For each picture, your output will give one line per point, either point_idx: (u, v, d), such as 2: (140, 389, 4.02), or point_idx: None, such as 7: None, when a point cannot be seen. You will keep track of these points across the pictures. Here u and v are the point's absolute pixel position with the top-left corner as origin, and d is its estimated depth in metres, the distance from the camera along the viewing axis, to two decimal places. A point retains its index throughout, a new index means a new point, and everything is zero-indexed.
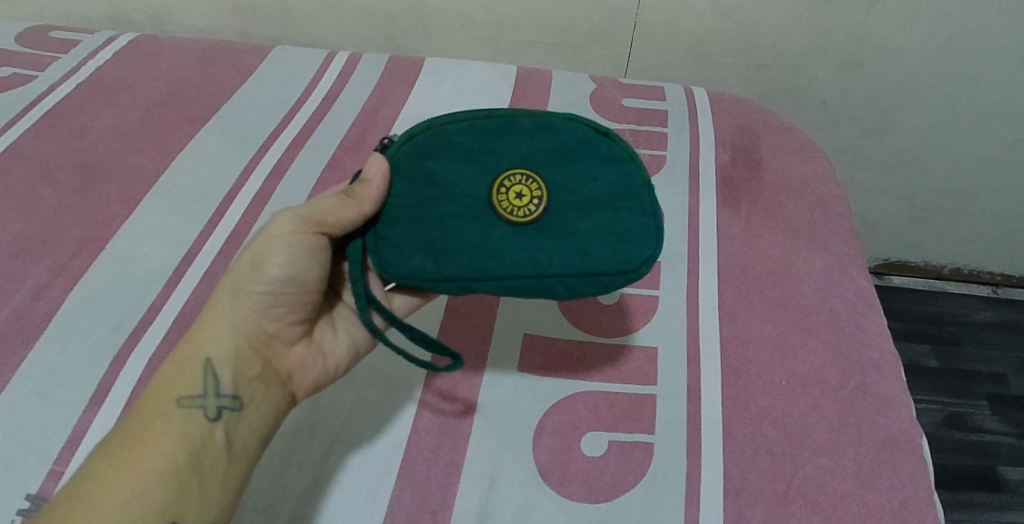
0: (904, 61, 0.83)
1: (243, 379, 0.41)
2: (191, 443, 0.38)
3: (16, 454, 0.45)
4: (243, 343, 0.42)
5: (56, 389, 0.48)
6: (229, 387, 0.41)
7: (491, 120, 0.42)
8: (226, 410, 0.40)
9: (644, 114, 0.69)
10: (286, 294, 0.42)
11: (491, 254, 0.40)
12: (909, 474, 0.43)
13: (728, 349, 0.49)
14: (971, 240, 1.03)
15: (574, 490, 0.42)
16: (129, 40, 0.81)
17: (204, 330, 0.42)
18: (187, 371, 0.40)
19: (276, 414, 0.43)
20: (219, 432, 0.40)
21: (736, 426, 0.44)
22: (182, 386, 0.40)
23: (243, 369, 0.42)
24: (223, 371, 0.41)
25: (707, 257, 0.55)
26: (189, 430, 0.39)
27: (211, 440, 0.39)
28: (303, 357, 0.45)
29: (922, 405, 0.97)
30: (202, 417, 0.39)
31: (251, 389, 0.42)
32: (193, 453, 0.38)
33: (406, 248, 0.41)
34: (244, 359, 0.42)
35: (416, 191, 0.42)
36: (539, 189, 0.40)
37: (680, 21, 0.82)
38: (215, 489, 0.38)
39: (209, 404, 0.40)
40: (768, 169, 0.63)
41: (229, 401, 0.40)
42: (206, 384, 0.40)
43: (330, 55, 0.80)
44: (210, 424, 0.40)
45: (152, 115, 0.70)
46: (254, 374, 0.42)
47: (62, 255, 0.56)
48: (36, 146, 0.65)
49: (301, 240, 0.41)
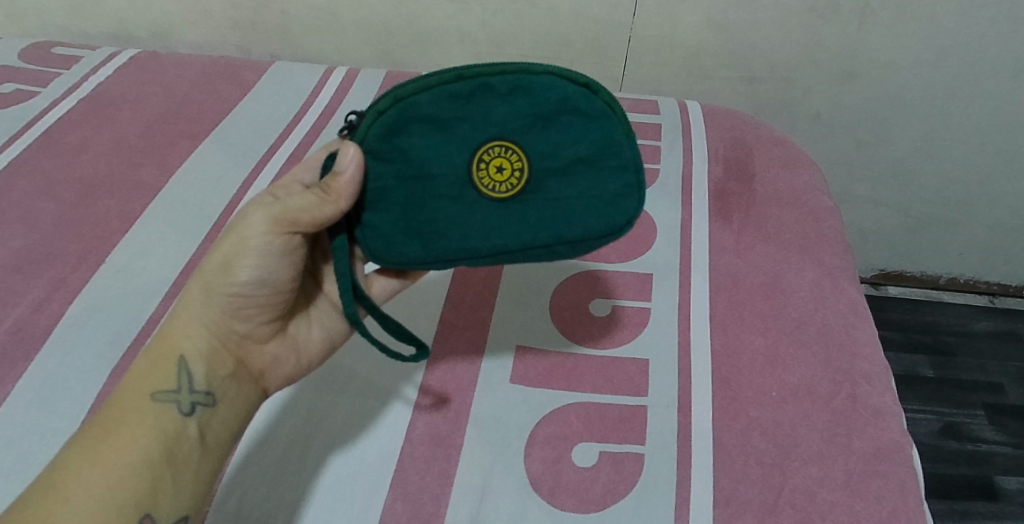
0: (897, 73, 0.84)
1: (217, 376, 0.42)
2: (164, 436, 0.39)
3: (15, 465, 0.45)
4: (216, 342, 0.43)
5: (55, 401, 0.48)
6: (203, 383, 0.41)
7: (462, 82, 0.40)
8: (199, 406, 0.41)
9: (638, 128, 0.70)
10: (259, 296, 0.43)
11: (477, 234, 0.40)
12: (899, 484, 0.43)
13: (719, 360, 0.49)
14: (967, 250, 1.03)
15: (565, 501, 0.43)
16: (130, 56, 0.82)
17: (178, 328, 0.42)
18: (162, 366, 0.41)
19: (248, 409, 0.44)
20: (191, 427, 0.40)
21: (726, 436, 0.45)
22: (157, 381, 0.40)
23: (215, 367, 0.42)
24: (196, 368, 0.41)
25: (699, 269, 0.55)
26: (163, 424, 0.39)
27: (184, 435, 0.40)
28: (276, 354, 0.45)
29: (918, 415, 0.97)
30: (176, 411, 0.40)
31: (224, 385, 0.43)
32: (166, 447, 0.39)
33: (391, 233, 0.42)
34: (217, 357, 0.43)
35: (392, 171, 0.41)
36: (520, 160, 0.40)
37: (675, 35, 0.83)
38: (189, 481, 0.39)
39: (183, 399, 0.40)
40: (760, 181, 0.64)
41: (203, 397, 0.41)
42: (181, 380, 0.41)
43: (328, 70, 0.81)
44: (184, 419, 0.40)
45: (152, 129, 0.71)
46: (228, 371, 0.43)
47: (61, 269, 0.57)
48: (37, 161, 0.66)
49: (272, 241, 0.41)
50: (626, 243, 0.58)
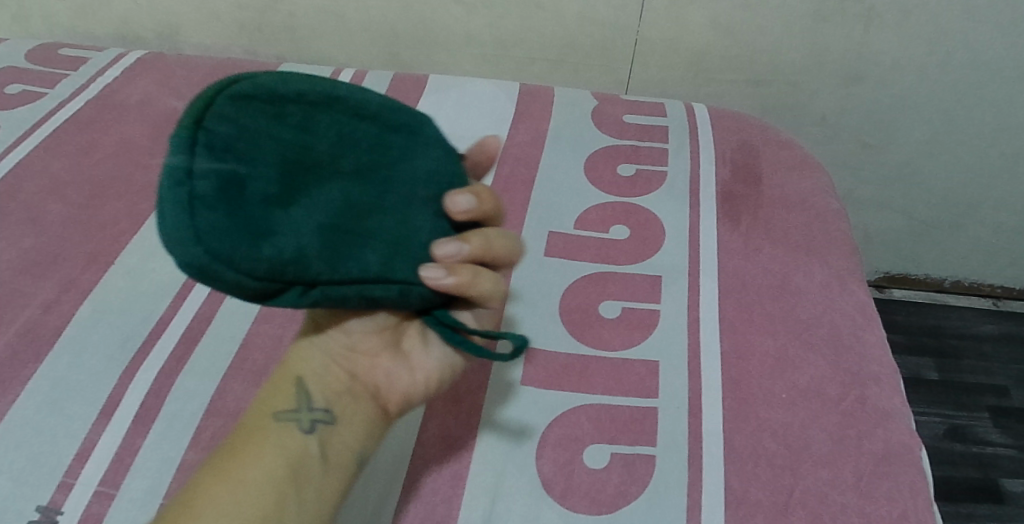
0: (901, 76, 0.84)
1: (337, 392, 0.38)
2: (289, 455, 0.35)
3: (26, 466, 0.45)
4: (331, 360, 0.39)
5: (65, 403, 0.48)
6: (321, 400, 0.38)
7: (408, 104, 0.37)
8: (320, 424, 0.37)
9: (645, 130, 0.70)
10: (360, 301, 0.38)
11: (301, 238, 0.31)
12: (909, 486, 0.44)
13: (728, 362, 0.49)
14: (971, 252, 1.04)
15: (577, 502, 0.43)
16: (137, 57, 0.82)
17: (299, 347, 0.40)
18: (283, 386, 0.38)
19: (374, 429, 0.39)
20: (313, 445, 0.36)
21: (737, 438, 0.45)
22: (279, 401, 0.38)
23: (331, 384, 0.38)
24: (313, 386, 0.38)
25: (707, 272, 0.56)
26: (284, 444, 0.36)
27: (307, 453, 0.36)
28: (390, 369, 0.39)
29: (923, 418, 0.97)
30: (297, 429, 0.37)
31: (344, 402, 0.38)
32: (291, 466, 0.35)
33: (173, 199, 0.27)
34: (331, 374, 0.39)
35: (235, 132, 0.30)
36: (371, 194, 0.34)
37: (681, 38, 0.83)
38: (313, 505, 0.35)
39: (303, 418, 0.37)
40: (768, 184, 0.64)
41: (321, 414, 0.37)
42: (299, 399, 0.37)
43: (335, 72, 0.81)
44: (304, 437, 0.36)
45: (160, 131, 0.71)
46: (346, 388, 0.38)
47: (71, 270, 0.57)
48: (46, 163, 0.66)
49: None
50: (634, 245, 0.58)
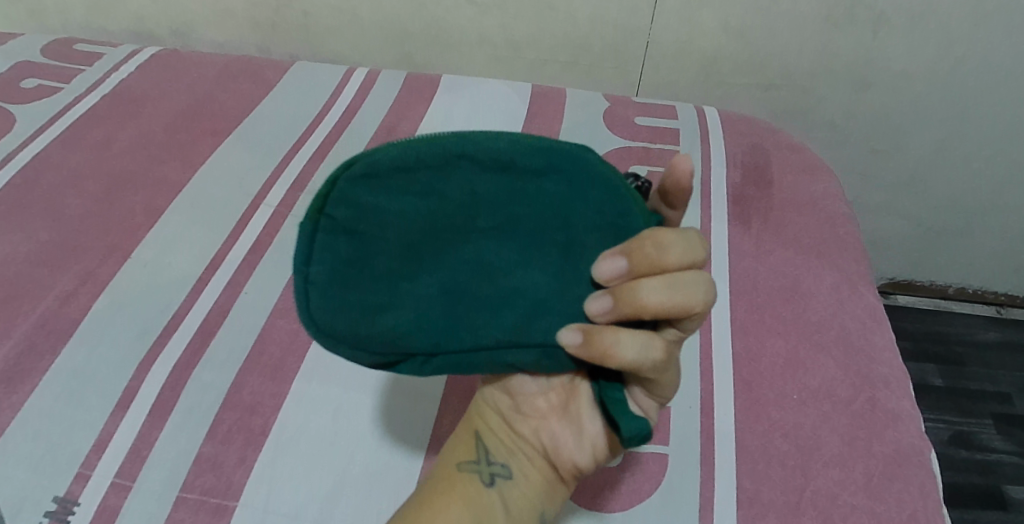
0: (911, 82, 0.85)
1: (518, 447, 0.38)
2: (471, 509, 0.36)
3: (44, 456, 0.46)
4: (505, 415, 0.39)
5: (82, 394, 0.49)
6: (501, 454, 0.37)
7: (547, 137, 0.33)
8: (499, 477, 0.37)
9: (656, 132, 0.71)
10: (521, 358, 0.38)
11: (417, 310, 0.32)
12: (919, 488, 0.44)
13: (740, 363, 0.50)
14: (977, 259, 1.04)
15: (590, 499, 0.43)
16: (151, 54, 0.83)
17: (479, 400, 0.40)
18: (466, 438, 0.39)
19: (550, 485, 0.37)
20: (494, 501, 0.36)
21: (748, 438, 0.45)
22: (461, 453, 0.38)
23: (505, 439, 0.38)
24: (491, 439, 0.38)
25: (719, 273, 0.56)
26: (467, 496, 0.36)
27: (487, 508, 0.36)
28: (558, 431, 0.37)
29: (927, 423, 0.97)
30: (479, 483, 0.37)
31: (523, 458, 0.37)
32: (475, 520, 0.35)
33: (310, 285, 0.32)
34: (503, 429, 0.38)
35: (355, 214, 0.32)
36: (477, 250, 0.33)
37: (692, 41, 0.84)
38: None
39: (483, 470, 0.37)
40: (778, 187, 0.64)
41: (501, 469, 0.37)
42: (479, 451, 0.38)
43: (348, 71, 0.82)
44: (486, 490, 0.36)
45: (175, 127, 0.72)
46: (523, 443, 0.38)
47: (88, 263, 0.57)
48: (62, 156, 0.67)
49: None
50: None
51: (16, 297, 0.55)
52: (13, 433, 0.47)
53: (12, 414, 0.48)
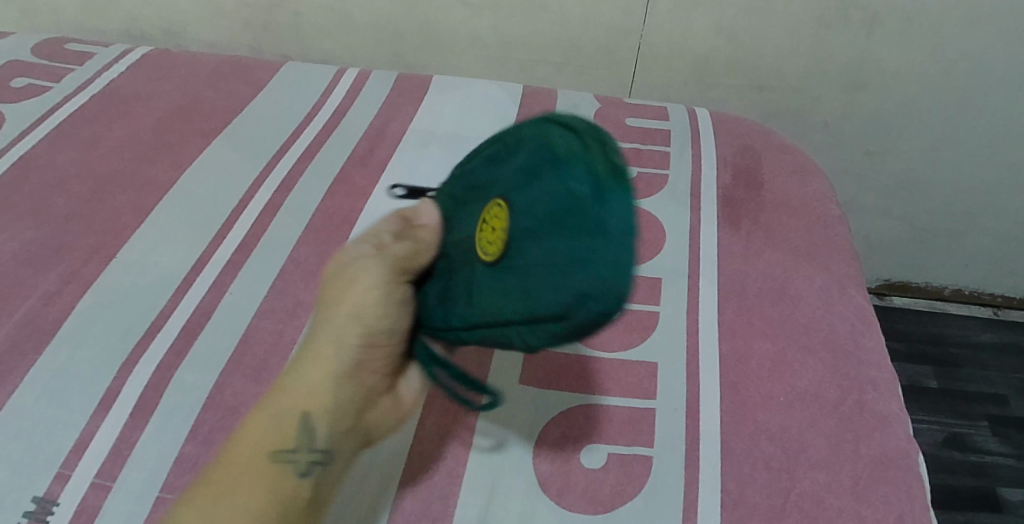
0: (904, 83, 0.84)
1: (336, 434, 0.39)
2: (278, 498, 0.37)
3: (23, 457, 0.45)
4: (341, 402, 0.39)
5: (64, 394, 0.48)
6: (322, 443, 0.39)
7: (493, 151, 0.43)
8: (316, 465, 0.39)
9: (648, 134, 0.70)
10: (384, 347, 0.40)
11: (493, 277, 0.36)
12: (906, 490, 0.44)
13: (727, 365, 0.49)
14: (972, 260, 1.04)
15: (574, 501, 0.43)
16: (143, 54, 0.82)
17: (299, 386, 0.38)
18: (284, 425, 0.38)
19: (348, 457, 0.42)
20: (304, 488, 0.38)
21: (734, 440, 0.45)
22: (275, 440, 0.38)
23: (341, 425, 0.40)
24: (322, 426, 0.39)
25: (708, 275, 0.56)
26: (278, 487, 0.37)
27: (297, 496, 0.38)
28: (378, 415, 0.42)
29: (922, 425, 0.97)
30: (291, 473, 0.38)
31: (340, 442, 0.40)
32: (277, 509, 0.37)
33: (608, 262, 0.30)
34: (342, 413, 0.39)
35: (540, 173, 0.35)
36: (500, 219, 0.37)
37: (685, 43, 0.84)
38: None
39: (301, 457, 0.38)
40: (769, 188, 0.64)
41: (320, 456, 0.39)
42: (301, 439, 0.38)
43: (340, 71, 0.81)
44: (300, 480, 0.38)
45: (164, 126, 0.71)
46: (347, 428, 0.40)
47: (73, 263, 0.57)
48: (49, 156, 0.66)
49: (396, 291, 0.40)
50: None
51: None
52: None
53: None
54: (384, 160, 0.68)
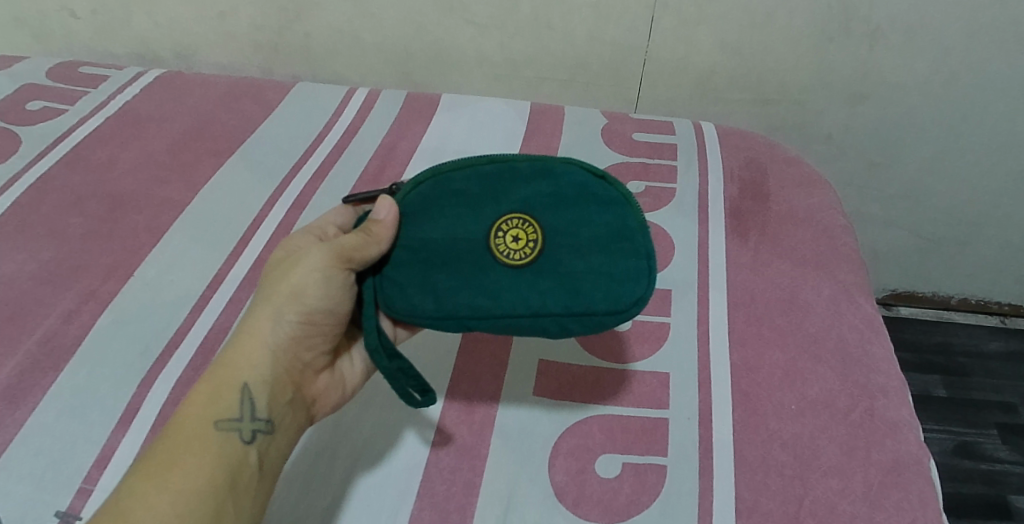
0: (907, 95, 0.85)
1: (277, 404, 0.42)
2: (228, 464, 0.39)
3: (45, 472, 0.46)
4: (279, 372, 0.43)
5: (86, 409, 0.49)
6: (264, 411, 0.41)
7: (493, 164, 0.45)
8: (260, 433, 0.41)
9: (654, 148, 0.72)
10: (326, 325, 0.45)
11: (528, 282, 0.42)
12: (919, 496, 0.44)
13: (737, 375, 0.50)
14: (979, 270, 1.04)
15: (590, 511, 0.43)
16: (156, 76, 0.84)
17: (239, 358, 0.42)
18: (224, 394, 0.41)
19: (296, 431, 0.44)
20: (253, 455, 0.40)
21: (747, 448, 0.46)
22: (219, 409, 0.40)
23: (278, 395, 0.42)
24: (260, 396, 0.41)
25: (717, 286, 0.56)
26: (226, 452, 0.39)
27: (246, 462, 0.40)
28: (323, 385, 0.47)
29: (932, 435, 0.97)
30: (237, 440, 0.40)
31: (282, 413, 0.43)
32: (230, 474, 0.39)
33: (644, 272, 0.42)
34: (279, 383, 0.43)
35: (592, 206, 0.44)
36: (536, 232, 0.43)
37: (689, 58, 0.85)
38: (239, 506, 0.38)
39: (244, 427, 0.40)
40: (775, 200, 0.65)
41: (263, 425, 0.41)
42: (243, 408, 0.40)
43: (349, 91, 0.83)
44: (245, 447, 0.40)
45: (179, 147, 0.73)
46: (287, 399, 0.43)
47: (91, 281, 0.58)
48: (66, 177, 0.68)
49: (337, 275, 0.44)
50: None
51: (18, 315, 0.55)
52: (15, 449, 0.47)
53: (15, 431, 0.48)
54: (396, 177, 0.70)
